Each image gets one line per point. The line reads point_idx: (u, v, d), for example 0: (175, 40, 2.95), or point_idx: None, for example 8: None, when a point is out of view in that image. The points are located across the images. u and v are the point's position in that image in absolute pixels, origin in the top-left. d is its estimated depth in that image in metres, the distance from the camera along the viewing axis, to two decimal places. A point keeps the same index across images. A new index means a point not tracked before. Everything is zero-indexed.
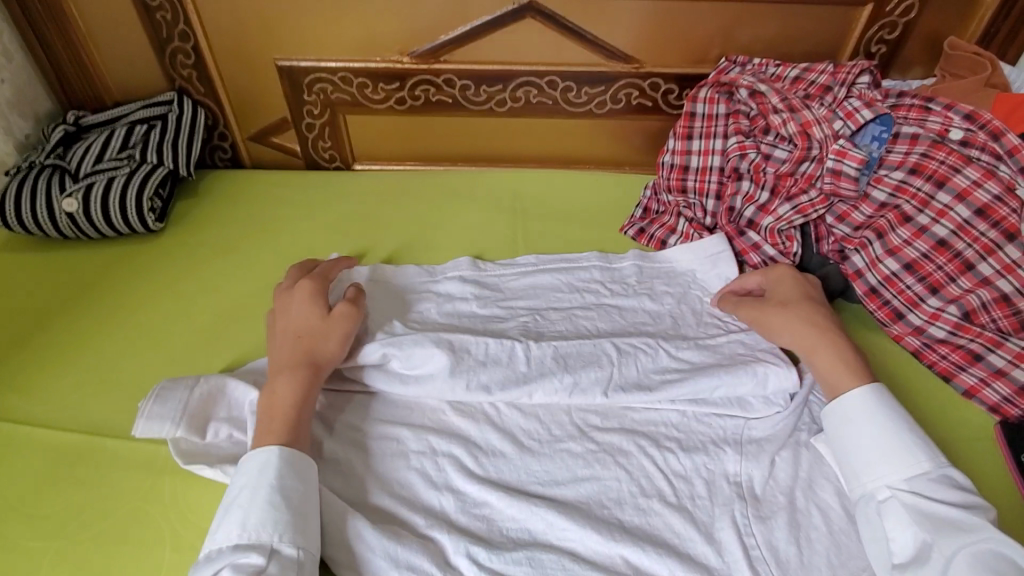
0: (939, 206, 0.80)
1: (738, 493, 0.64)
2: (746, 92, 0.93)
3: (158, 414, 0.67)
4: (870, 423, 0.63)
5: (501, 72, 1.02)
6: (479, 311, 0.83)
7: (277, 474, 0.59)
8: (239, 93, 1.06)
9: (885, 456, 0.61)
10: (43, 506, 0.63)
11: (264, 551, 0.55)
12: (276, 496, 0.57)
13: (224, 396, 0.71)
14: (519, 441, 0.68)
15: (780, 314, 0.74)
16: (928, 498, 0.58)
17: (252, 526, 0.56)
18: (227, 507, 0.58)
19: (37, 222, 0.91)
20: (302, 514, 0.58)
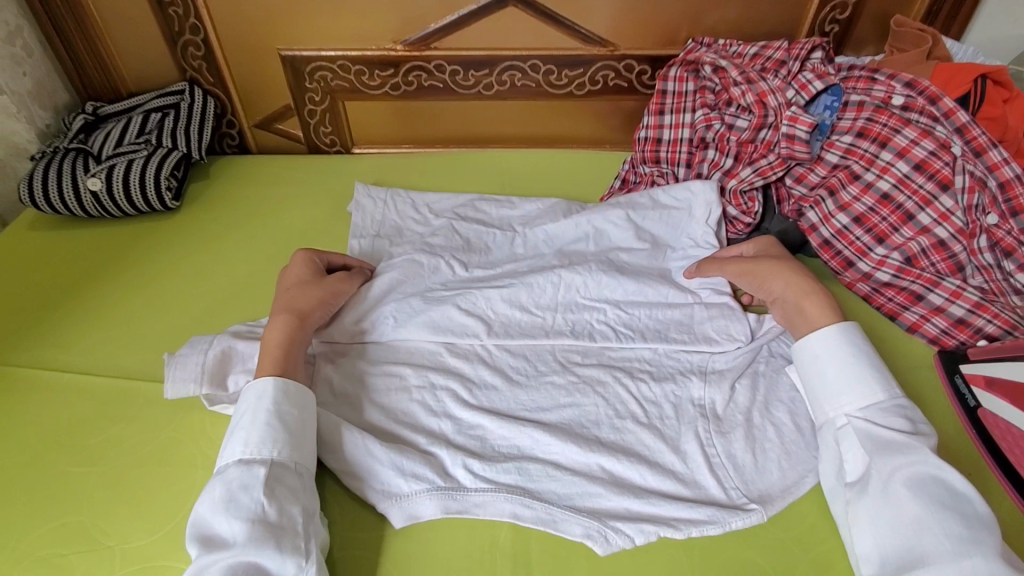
0: (883, 163, 0.89)
1: (701, 413, 0.73)
2: (710, 68, 1.02)
3: (181, 379, 0.72)
4: (841, 358, 0.70)
5: (487, 58, 1.11)
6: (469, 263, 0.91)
7: (274, 401, 0.67)
8: (245, 82, 1.14)
9: (845, 387, 0.68)
10: (85, 440, 0.71)
11: (266, 463, 0.63)
12: (274, 418, 0.65)
13: (237, 354, 0.76)
14: (508, 376, 0.77)
15: (772, 266, 0.79)
16: (881, 423, 0.65)
17: (253, 443, 0.64)
18: (235, 428, 0.66)
19: (64, 202, 0.99)
20: (298, 436, 0.66)
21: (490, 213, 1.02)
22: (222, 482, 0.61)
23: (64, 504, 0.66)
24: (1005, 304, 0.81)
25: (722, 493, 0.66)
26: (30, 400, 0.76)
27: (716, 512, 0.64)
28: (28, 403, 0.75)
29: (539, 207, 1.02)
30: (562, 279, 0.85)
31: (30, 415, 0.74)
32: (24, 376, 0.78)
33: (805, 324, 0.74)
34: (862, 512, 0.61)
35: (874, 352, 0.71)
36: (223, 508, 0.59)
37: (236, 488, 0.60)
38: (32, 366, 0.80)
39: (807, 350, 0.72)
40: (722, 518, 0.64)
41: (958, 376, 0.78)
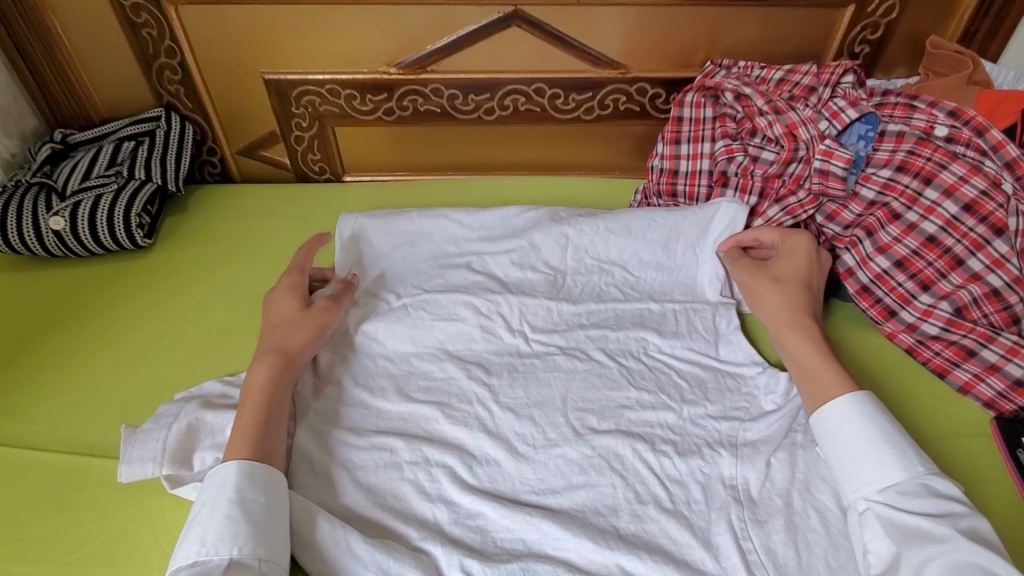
0: (927, 202, 0.80)
1: (734, 496, 0.64)
2: (732, 95, 0.93)
3: (138, 459, 0.64)
4: (859, 430, 0.63)
5: (488, 81, 1.02)
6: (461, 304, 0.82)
7: (237, 488, 0.58)
8: (226, 108, 1.06)
9: (859, 466, 0.62)
10: (27, 530, 0.62)
11: (225, 566, 0.54)
12: (236, 508, 0.57)
13: (205, 428, 0.67)
14: (514, 448, 0.68)
15: (769, 285, 0.77)
16: (904, 507, 0.58)
17: (210, 542, 0.55)
18: (193, 521, 0.57)
19: (25, 241, 0.91)
20: (264, 527, 0.57)
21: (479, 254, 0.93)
22: None
23: None
24: None
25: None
26: None
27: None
28: None
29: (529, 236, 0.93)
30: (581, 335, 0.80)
31: None
32: None
33: (793, 360, 0.72)
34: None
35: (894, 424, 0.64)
36: None
37: None
38: None
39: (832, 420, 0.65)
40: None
41: (1020, 449, 0.70)
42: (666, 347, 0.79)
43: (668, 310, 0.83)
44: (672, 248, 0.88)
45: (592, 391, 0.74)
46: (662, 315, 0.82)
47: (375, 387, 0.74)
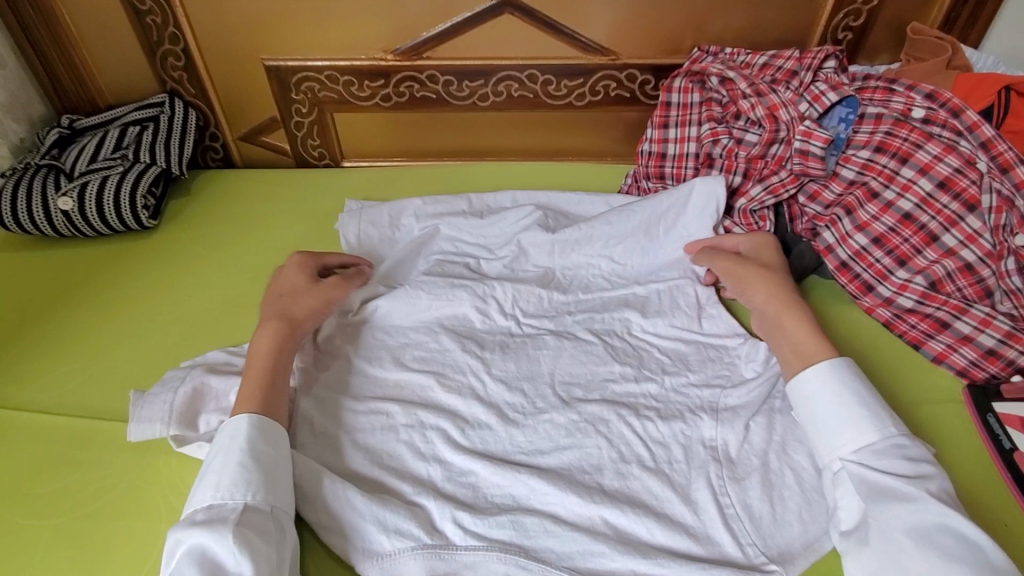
0: (904, 180, 0.83)
1: (713, 456, 0.67)
2: (717, 79, 0.96)
3: (144, 420, 0.67)
4: (836, 395, 0.66)
5: (483, 68, 1.05)
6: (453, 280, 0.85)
7: (248, 439, 0.61)
8: (228, 94, 1.09)
9: (834, 430, 0.64)
10: (40, 487, 0.65)
11: (240, 509, 0.57)
12: (248, 457, 0.60)
13: (209, 392, 0.71)
14: (504, 413, 0.72)
15: (759, 274, 0.78)
16: (877, 466, 0.61)
17: (225, 487, 0.58)
18: (205, 470, 0.60)
19: (35, 222, 0.94)
20: (273, 476, 0.60)
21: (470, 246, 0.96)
22: (190, 532, 0.56)
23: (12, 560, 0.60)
24: None
25: (738, 551, 0.60)
26: None
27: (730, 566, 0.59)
28: None
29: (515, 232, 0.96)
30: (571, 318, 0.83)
31: None
32: None
33: (786, 340, 0.73)
34: (864, 564, 0.56)
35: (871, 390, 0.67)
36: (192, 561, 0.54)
37: (206, 538, 0.55)
38: None
39: (810, 387, 0.67)
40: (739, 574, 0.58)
41: (990, 415, 0.72)
42: (649, 327, 0.81)
43: (652, 291, 0.86)
44: (654, 232, 0.90)
45: (579, 365, 0.77)
46: (646, 297, 0.86)
47: (371, 356, 0.77)
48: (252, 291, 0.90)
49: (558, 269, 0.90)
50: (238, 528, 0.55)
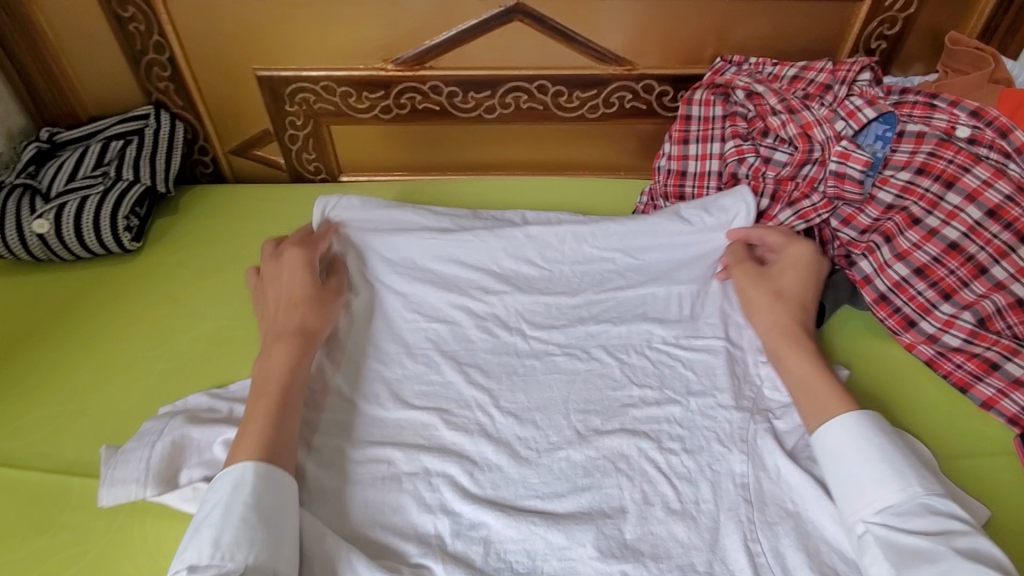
0: (949, 207, 0.77)
1: (744, 496, 0.63)
2: (743, 93, 0.89)
3: (123, 480, 0.61)
4: (859, 450, 0.60)
5: (490, 78, 0.98)
6: (456, 304, 0.80)
7: (257, 489, 0.57)
8: (217, 105, 1.02)
9: (854, 490, 0.59)
10: (5, 553, 0.60)
11: (240, 572, 0.52)
12: (251, 513, 0.55)
13: (189, 445, 0.64)
14: (516, 452, 0.67)
15: (770, 302, 0.74)
16: (903, 530, 0.55)
17: (225, 546, 0.53)
18: (201, 524, 0.55)
19: (10, 247, 0.88)
20: (276, 533, 0.55)
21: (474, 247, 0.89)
22: None
23: None
24: None
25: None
26: None
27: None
28: None
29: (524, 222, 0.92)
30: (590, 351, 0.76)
31: None
32: None
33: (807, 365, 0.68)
34: None
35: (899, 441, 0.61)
36: None
37: None
38: None
39: (833, 439, 0.62)
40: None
41: None
42: (670, 339, 0.76)
43: (672, 296, 0.80)
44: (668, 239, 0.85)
45: (595, 393, 0.72)
46: (667, 300, 0.80)
47: (370, 394, 0.72)
48: (241, 322, 0.83)
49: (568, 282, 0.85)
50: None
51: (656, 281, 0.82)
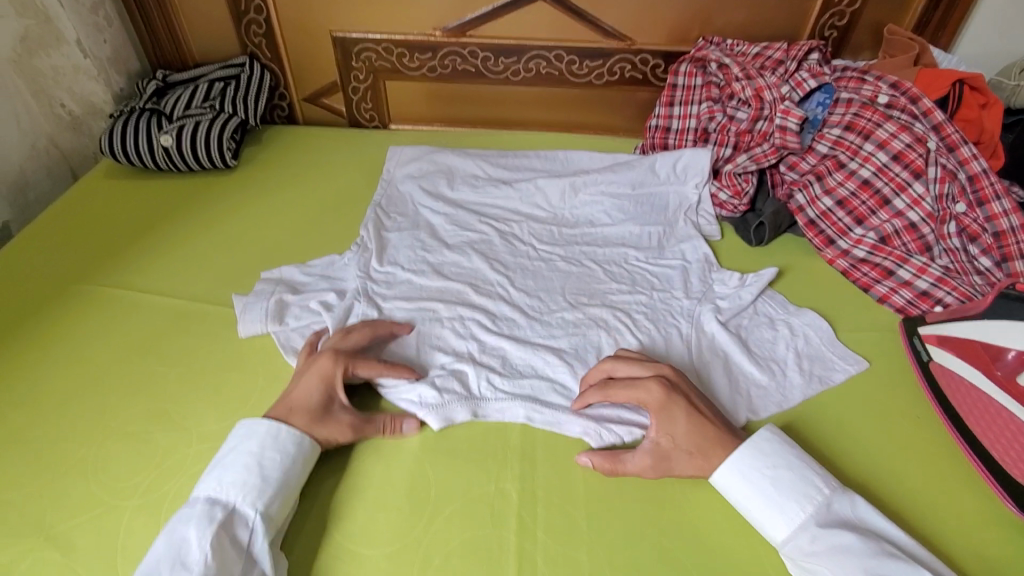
0: (865, 153, 1.01)
1: (686, 345, 0.86)
2: (716, 65, 1.13)
3: (251, 322, 0.86)
4: (752, 488, 0.67)
5: (517, 47, 1.23)
6: (480, 219, 1.06)
7: (261, 445, 0.67)
8: (297, 59, 1.27)
9: (763, 521, 0.66)
10: (167, 345, 0.85)
11: (228, 508, 0.63)
12: (255, 461, 0.66)
13: (293, 304, 0.89)
14: (526, 312, 0.91)
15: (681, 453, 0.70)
16: (805, 551, 0.63)
17: (226, 483, 0.65)
18: (219, 463, 0.67)
19: (141, 156, 1.14)
20: (273, 483, 0.65)
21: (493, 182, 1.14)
22: (187, 513, 0.62)
23: (150, 392, 0.80)
24: (965, 281, 0.92)
25: None
26: (117, 312, 0.90)
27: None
28: (116, 315, 0.89)
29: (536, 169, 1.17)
30: (583, 253, 1.01)
31: (118, 323, 0.88)
32: (112, 294, 0.93)
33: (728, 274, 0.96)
34: None
35: (784, 474, 0.67)
36: (169, 554, 0.59)
37: (194, 526, 0.61)
38: (122, 286, 0.95)
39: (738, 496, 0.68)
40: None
41: (916, 337, 0.88)
42: (642, 258, 1.01)
43: (645, 232, 1.05)
44: (643, 185, 1.12)
45: (585, 283, 0.96)
46: (641, 235, 1.05)
47: (418, 270, 0.96)
48: (316, 222, 1.08)
49: (566, 211, 1.10)
50: (217, 530, 0.61)
51: (636, 222, 1.07)
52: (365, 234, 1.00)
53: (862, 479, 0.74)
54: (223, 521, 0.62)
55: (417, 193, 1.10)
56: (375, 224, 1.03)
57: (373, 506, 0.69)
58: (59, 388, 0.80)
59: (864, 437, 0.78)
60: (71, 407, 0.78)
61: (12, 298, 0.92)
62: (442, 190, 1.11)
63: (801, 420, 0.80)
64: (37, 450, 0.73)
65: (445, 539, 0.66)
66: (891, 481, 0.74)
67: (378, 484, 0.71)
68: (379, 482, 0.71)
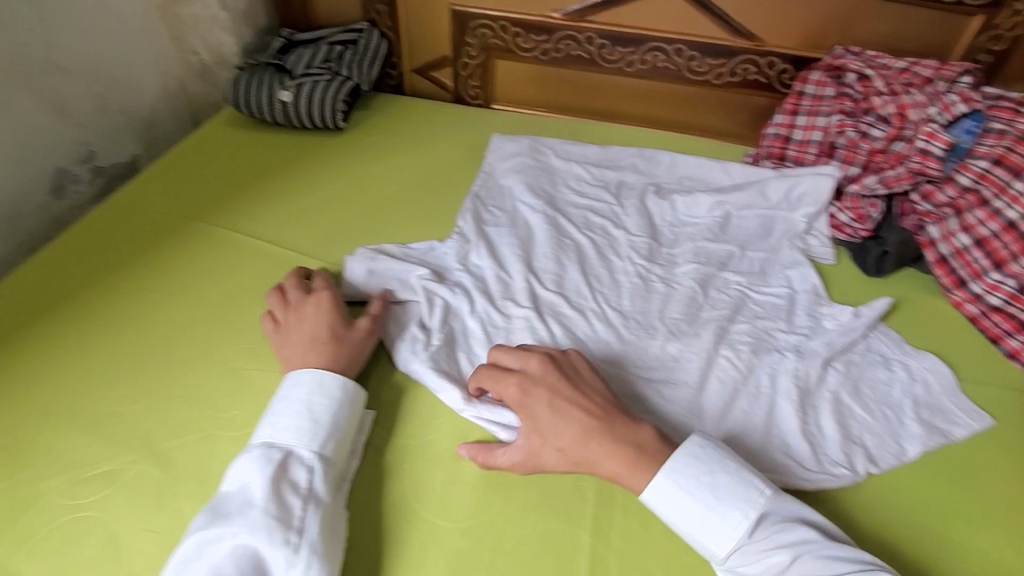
0: (1015, 192, 0.90)
1: (796, 384, 0.79)
2: (855, 76, 1.06)
3: (350, 269, 0.89)
4: (693, 502, 0.61)
5: (637, 36, 1.19)
6: (579, 226, 1.02)
7: (309, 390, 0.69)
8: (414, 29, 1.29)
9: (705, 536, 0.60)
10: (269, 291, 0.89)
11: (284, 450, 0.64)
12: (305, 407, 0.68)
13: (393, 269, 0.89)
14: (617, 334, 0.85)
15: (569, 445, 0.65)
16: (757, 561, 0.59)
17: (281, 428, 0.66)
18: (270, 414, 0.68)
19: (261, 108, 1.19)
20: (326, 427, 0.67)
21: (595, 175, 1.11)
22: (244, 458, 0.64)
23: (250, 332, 0.83)
24: None
25: (813, 460, 0.72)
26: (228, 252, 0.95)
27: (802, 471, 0.71)
28: (227, 255, 0.94)
29: (646, 166, 1.14)
30: (685, 276, 0.94)
31: (228, 263, 0.93)
32: (226, 234, 0.98)
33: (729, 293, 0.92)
34: None
35: (725, 479, 0.62)
36: (239, 490, 0.61)
37: (254, 469, 0.62)
38: (234, 229, 0.99)
39: (674, 511, 0.62)
40: (812, 476, 0.70)
41: None
42: (746, 284, 0.93)
43: (746, 256, 0.98)
44: (755, 208, 1.04)
45: (679, 308, 0.88)
46: (742, 258, 0.98)
47: (509, 270, 0.92)
48: (414, 192, 1.09)
49: (666, 227, 1.04)
50: (276, 469, 0.62)
51: (739, 244, 1.00)
52: (466, 225, 0.98)
53: (971, 550, 0.66)
54: (282, 459, 0.63)
55: (517, 187, 1.08)
56: (473, 215, 1.01)
57: (448, 479, 0.69)
58: (166, 315, 0.85)
59: (979, 504, 0.70)
60: (179, 334, 0.83)
61: (136, 228, 0.99)
62: (544, 190, 1.08)
63: (904, 471, 0.73)
64: (146, 369, 0.78)
65: (517, 526, 0.65)
66: (1006, 558, 0.66)
67: (454, 458, 0.70)
68: (456, 458, 0.70)
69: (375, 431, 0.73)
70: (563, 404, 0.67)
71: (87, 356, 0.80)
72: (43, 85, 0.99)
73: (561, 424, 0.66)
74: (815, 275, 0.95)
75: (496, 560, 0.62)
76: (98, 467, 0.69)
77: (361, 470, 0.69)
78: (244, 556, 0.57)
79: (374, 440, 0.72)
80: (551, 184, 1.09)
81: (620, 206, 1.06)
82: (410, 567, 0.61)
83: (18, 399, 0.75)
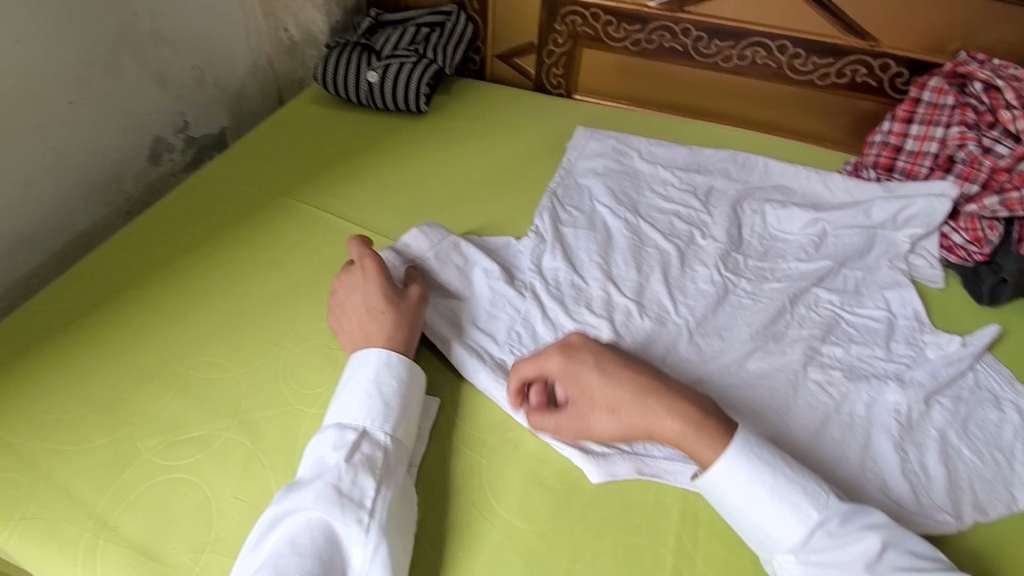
0: None
1: (895, 418, 0.74)
2: (981, 85, 0.97)
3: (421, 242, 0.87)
4: (760, 486, 0.57)
5: (737, 29, 1.12)
6: (662, 232, 0.97)
7: (377, 371, 0.68)
8: (501, 15, 1.27)
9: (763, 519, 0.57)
10: None
11: (358, 431, 0.64)
12: (374, 388, 0.67)
13: (461, 253, 0.88)
14: (698, 345, 0.82)
15: (621, 408, 0.63)
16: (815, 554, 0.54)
17: (354, 410, 0.65)
18: (341, 392, 0.68)
19: (347, 88, 1.20)
20: (398, 410, 0.67)
21: (680, 177, 1.07)
22: (321, 436, 0.64)
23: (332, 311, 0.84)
24: None
25: (913, 500, 0.67)
26: (313, 230, 0.96)
27: (902, 514, 0.65)
28: (310, 234, 0.96)
29: (735, 171, 1.08)
30: (769, 292, 0.89)
31: (312, 241, 0.94)
32: (311, 212, 1.00)
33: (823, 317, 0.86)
34: None
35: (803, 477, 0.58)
36: (314, 468, 0.61)
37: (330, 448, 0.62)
38: (320, 207, 1.01)
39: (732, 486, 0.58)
40: (912, 520, 0.65)
41: None
42: (838, 303, 0.88)
43: (842, 274, 0.92)
44: (854, 226, 0.97)
45: (767, 323, 0.84)
46: (836, 275, 0.92)
47: (585, 270, 0.90)
48: (493, 181, 1.07)
49: (754, 237, 0.98)
50: (349, 450, 0.61)
51: (836, 260, 0.93)
52: (542, 223, 0.96)
53: None
54: (356, 441, 0.62)
55: (597, 189, 1.04)
56: (551, 214, 0.98)
57: (524, 479, 0.68)
58: (257, 288, 0.87)
59: None
60: (264, 307, 0.84)
61: (226, 201, 1.01)
62: (627, 193, 1.04)
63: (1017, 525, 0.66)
64: (234, 339, 0.81)
65: (594, 537, 0.63)
66: None
67: (530, 458, 0.69)
68: (532, 459, 0.69)
69: (452, 423, 0.73)
70: (612, 368, 0.65)
71: (181, 322, 0.83)
72: (149, 55, 1.03)
73: (609, 388, 0.64)
74: (920, 300, 0.88)
75: (575, 568, 0.61)
76: (191, 430, 0.71)
77: (437, 460, 0.69)
78: (318, 529, 0.57)
79: (451, 431, 0.72)
80: (635, 186, 1.05)
81: (704, 212, 1.01)
82: (486, 564, 0.61)
83: (119, 357, 0.79)
